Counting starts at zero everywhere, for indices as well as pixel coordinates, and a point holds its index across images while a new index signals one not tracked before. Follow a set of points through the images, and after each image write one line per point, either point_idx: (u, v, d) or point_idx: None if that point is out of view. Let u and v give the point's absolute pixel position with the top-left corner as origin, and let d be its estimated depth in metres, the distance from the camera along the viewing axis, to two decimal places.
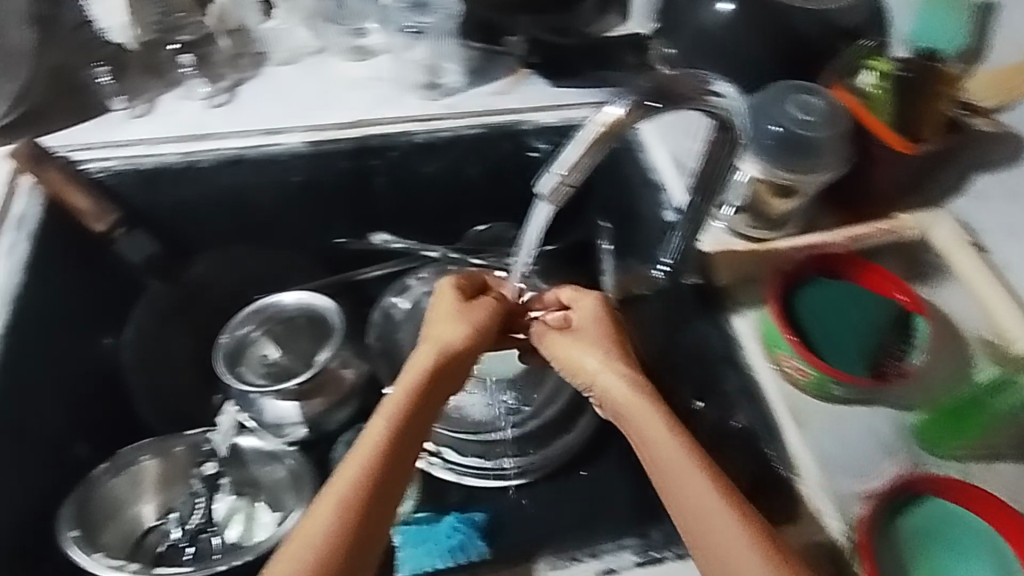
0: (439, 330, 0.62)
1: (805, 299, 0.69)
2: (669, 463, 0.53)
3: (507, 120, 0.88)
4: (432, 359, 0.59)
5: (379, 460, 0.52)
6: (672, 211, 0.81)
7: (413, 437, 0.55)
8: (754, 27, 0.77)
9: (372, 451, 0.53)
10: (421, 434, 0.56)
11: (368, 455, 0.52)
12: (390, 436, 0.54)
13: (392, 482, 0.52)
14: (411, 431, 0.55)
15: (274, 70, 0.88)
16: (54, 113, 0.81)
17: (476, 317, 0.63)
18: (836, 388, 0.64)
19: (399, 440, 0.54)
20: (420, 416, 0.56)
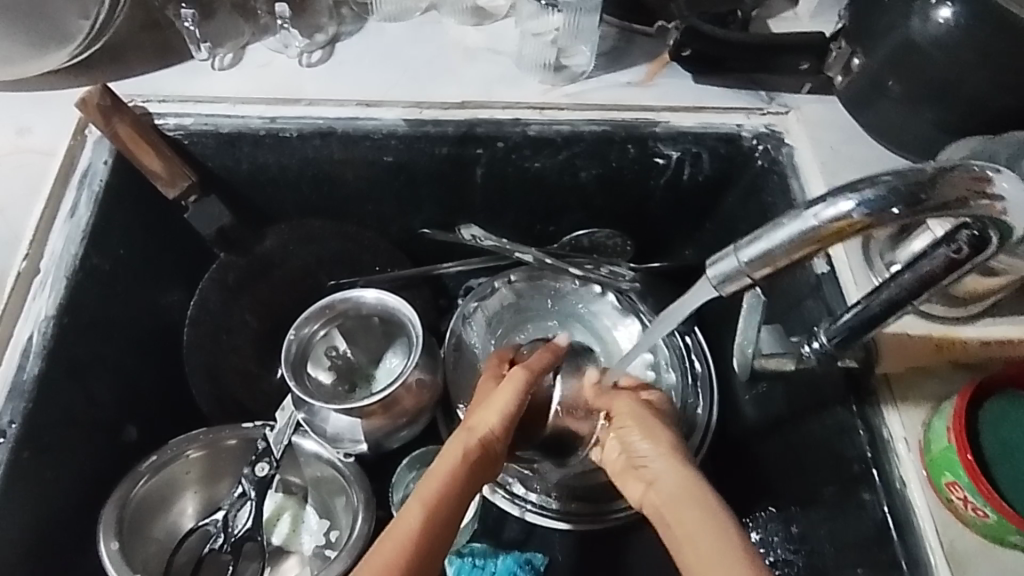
0: (490, 412, 0.61)
1: (997, 415, 0.54)
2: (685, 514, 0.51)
3: (637, 119, 0.73)
4: (466, 442, 0.58)
5: (420, 539, 0.50)
6: (824, 260, 0.64)
7: (451, 515, 0.52)
8: (987, 44, 0.58)
9: (411, 532, 0.50)
10: (463, 502, 0.54)
11: (407, 532, 0.50)
12: (429, 515, 0.51)
13: (435, 555, 0.50)
14: (452, 507, 0.53)
15: (378, 26, 0.76)
16: (132, 52, 0.72)
17: (511, 401, 0.62)
18: (1018, 538, 0.51)
19: (436, 516, 0.52)
20: (462, 494, 0.54)
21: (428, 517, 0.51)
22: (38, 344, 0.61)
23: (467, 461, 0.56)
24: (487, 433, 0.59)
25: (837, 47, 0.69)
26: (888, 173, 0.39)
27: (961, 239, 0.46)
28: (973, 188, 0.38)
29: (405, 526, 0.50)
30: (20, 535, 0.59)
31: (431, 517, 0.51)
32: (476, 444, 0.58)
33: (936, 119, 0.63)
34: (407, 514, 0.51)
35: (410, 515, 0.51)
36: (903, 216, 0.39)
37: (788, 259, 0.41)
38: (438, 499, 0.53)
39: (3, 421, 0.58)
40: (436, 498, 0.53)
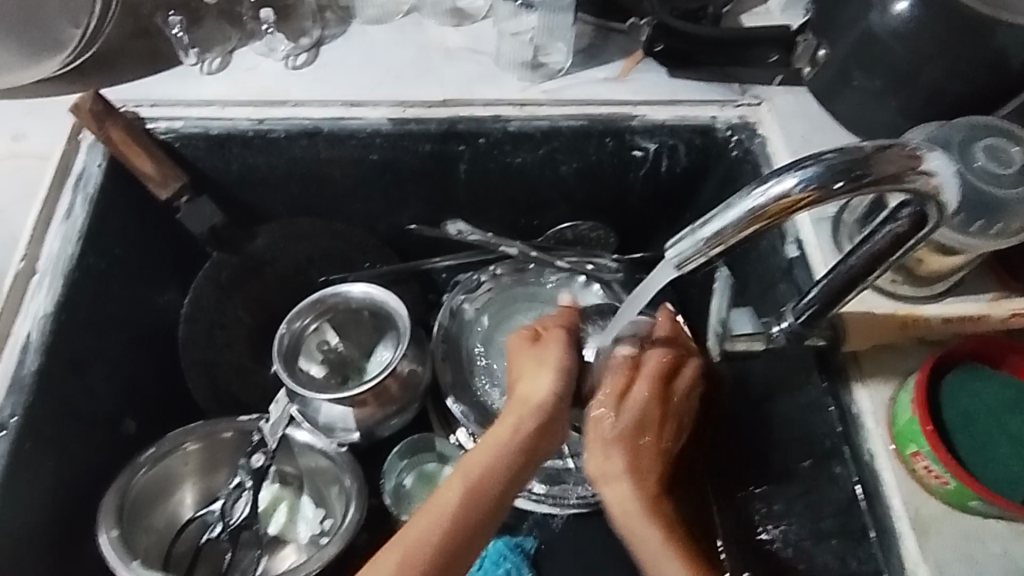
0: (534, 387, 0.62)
1: (951, 388, 0.58)
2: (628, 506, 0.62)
3: (614, 113, 0.75)
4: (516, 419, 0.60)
5: (458, 516, 0.55)
6: (794, 244, 0.66)
7: (491, 496, 0.57)
8: (940, 34, 0.60)
9: (446, 516, 0.55)
10: (507, 482, 0.58)
11: (447, 511, 0.55)
12: (467, 494, 0.56)
13: (467, 544, 0.55)
14: (494, 489, 0.57)
15: (362, 28, 0.78)
16: (122, 59, 0.74)
17: (556, 363, 0.63)
18: (978, 503, 0.53)
19: (470, 499, 0.56)
20: (507, 472, 0.58)
21: (463, 498, 0.56)
22: (37, 340, 0.63)
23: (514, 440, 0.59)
24: (528, 411, 0.61)
25: (805, 40, 0.72)
26: (830, 152, 0.43)
27: (904, 215, 0.49)
28: (906, 165, 0.43)
29: (444, 506, 0.55)
30: (23, 524, 0.61)
31: (468, 500, 0.56)
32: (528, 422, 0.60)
33: (897, 106, 0.66)
34: (446, 492, 0.56)
35: (447, 493, 0.56)
36: (845, 190, 0.42)
37: (740, 236, 0.45)
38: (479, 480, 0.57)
39: (4, 415, 0.60)
40: (477, 483, 0.57)
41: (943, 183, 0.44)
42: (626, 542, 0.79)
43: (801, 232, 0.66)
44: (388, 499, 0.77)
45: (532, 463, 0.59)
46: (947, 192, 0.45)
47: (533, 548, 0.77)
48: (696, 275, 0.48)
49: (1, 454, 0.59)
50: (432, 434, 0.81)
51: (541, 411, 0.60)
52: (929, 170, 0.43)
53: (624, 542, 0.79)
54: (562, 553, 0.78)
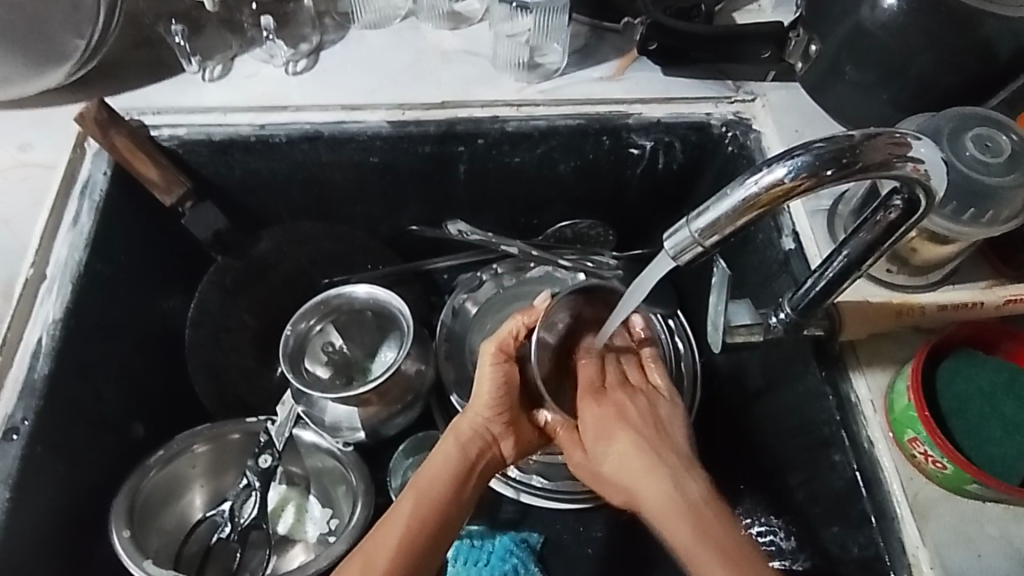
0: (478, 401, 0.63)
1: (948, 375, 0.59)
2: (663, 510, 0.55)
3: (610, 112, 0.76)
4: (456, 442, 0.62)
5: (412, 527, 0.57)
6: (790, 237, 0.67)
7: (445, 507, 0.59)
8: (928, 28, 0.62)
9: (400, 528, 0.56)
10: (457, 492, 0.60)
11: (401, 522, 0.57)
12: (419, 506, 0.58)
13: (433, 548, 0.57)
14: (445, 501, 0.59)
15: (360, 33, 0.80)
16: (126, 68, 0.76)
17: (493, 383, 0.62)
18: (975, 487, 0.54)
19: (427, 507, 0.58)
20: (455, 482, 0.61)
21: (414, 511, 0.58)
22: (47, 345, 0.64)
23: (458, 455, 0.62)
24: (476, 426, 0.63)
25: (795, 36, 0.72)
26: (819, 141, 0.44)
27: (895, 203, 0.50)
28: (892, 152, 0.44)
29: (397, 519, 0.57)
30: (36, 526, 0.62)
31: (427, 510, 0.58)
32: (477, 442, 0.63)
33: (888, 98, 0.67)
34: (401, 506, 0.58)
35: (403, 503, 0.58)
36: (835, 177, 0.44)
37: (734, 226, 0.45)
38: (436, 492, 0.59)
39: (17, 418, 0.61)
40: (431, 493, 0.59)
41: (930, 170, 0.46)
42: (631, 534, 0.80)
43: (797, 225, 0.67)
44: (394, 495, 0.78)
45: (482, 469, 0.62)
46: (934, 177, 0.46)
47: (539, 543, 0.78)
48: (691, 266, 0.49)
49: (13, 458, 0.60)
50: (437, 431, 0.82)
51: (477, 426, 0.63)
52: (914, 157, 0.45)
53: (628, 535, 0.80)
54: (568, 547, 0.79)
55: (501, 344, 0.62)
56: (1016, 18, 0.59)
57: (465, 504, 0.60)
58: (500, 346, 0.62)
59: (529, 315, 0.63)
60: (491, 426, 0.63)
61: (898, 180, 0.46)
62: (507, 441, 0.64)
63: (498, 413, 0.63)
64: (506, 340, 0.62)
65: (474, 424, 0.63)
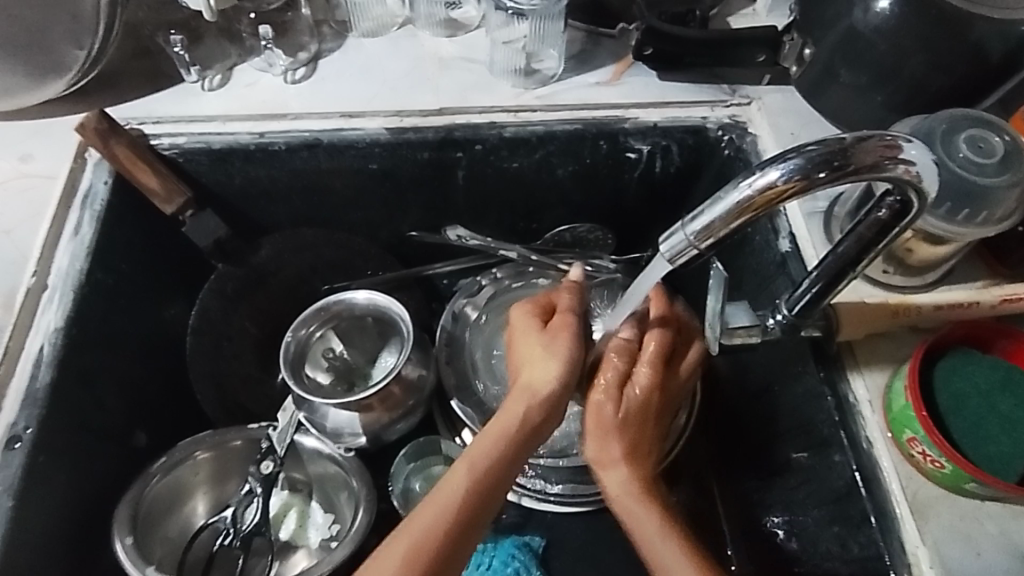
0: (533, 371, 0.61)
1: (944, 374, 0.59)
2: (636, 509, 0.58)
3: (607, 117, 0.77)
4: (525, 401, 0.59)
5: (465, 499, 0.54)
6: (786, 239, 0.68)
7: (498, 478, 0.56)
8: (920, 30, 0.62)
9: (451, 503, 0.53)
10: (515, 465, 0.57)
11: (452, 496, 0.54)
12: (474, 480, 0.55)
13: (479, 520, 0.54)
14: (500, 471, 0.56)
15: (357, 42, 0.80)
16: (124, 79, 0.76)
17: (560, 355, 0.61)
18: (973, 485, 0.54)
19: (480, 481, 0.55)
20: (514, 452, 0.57)
21: (469, 483, 0.54)
22: (49, 354, 0.65)
23: (523, 426, 0.58)
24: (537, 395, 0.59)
25: (789, 40, 0.73)
26: (811, 144, 0.44)
27: (887, 204, 0.50)
28: (885, 153, 0.44)
29: (452, 491, 0.54)
30: (39, 534, 0.62)
31: (482, 485, 0.55)
32: (537, 413, 0.58)
33: (882, 100, 0.68)
34: (453, 476, 0.55)
35: (457, 476, 0.55)
36: (828, 179, 0.44)
37: (728, 229, 0.46)
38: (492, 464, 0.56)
39: (19, 427, 0.62)
40: (486, 463, 0.56)
41: (921, 171, 0.46)
42: (632, 535, 0.80)
43: (793, 226, 0.68)
44: (396, 500, 0.78)
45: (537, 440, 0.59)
46: (926, 179, 0.47)
47: (541, 547, 0.78)
48: (687, 268, 0.50)
49: (16, 467, 0.60)
50: (439, 435, 0.82)
51: (545, 394, 0.59)
52: (906, 158, 0.45)
53: (629, 537, 0.80)
54: (570, 550, 0.79)
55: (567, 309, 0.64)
56: (1006, 21, 0.60)
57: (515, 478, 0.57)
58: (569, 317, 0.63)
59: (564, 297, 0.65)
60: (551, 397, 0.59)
61: (891, 181, 0.47)
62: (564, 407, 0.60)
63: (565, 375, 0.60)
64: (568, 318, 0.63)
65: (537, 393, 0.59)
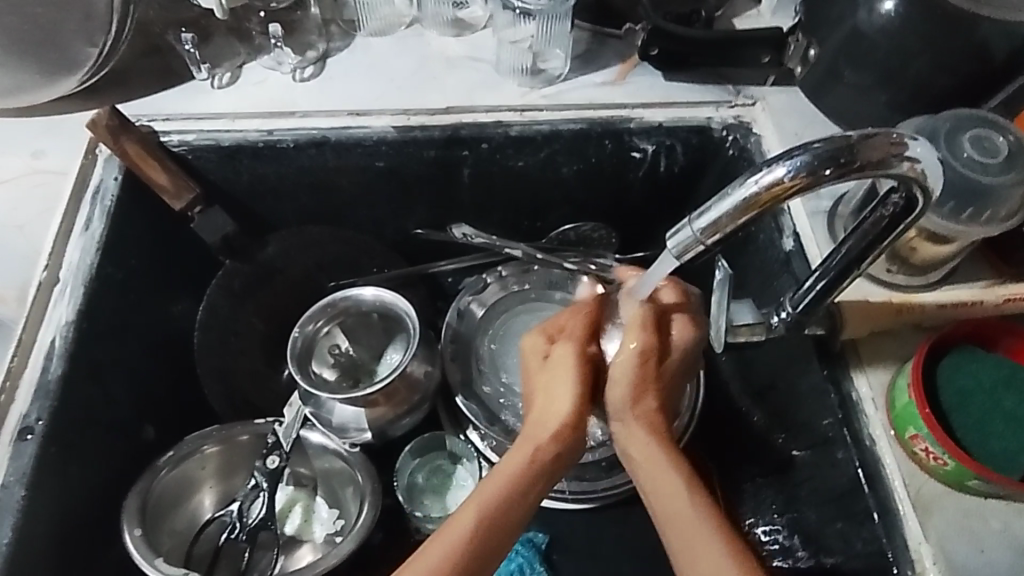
0: (547, 399, 0.61)
1: (947, 371, 0.59)
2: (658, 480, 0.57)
3: (612, 116, 0.77)
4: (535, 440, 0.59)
5: (477, 534, 0.54)
6: (791, 237, 0.68)
7: (505, 521, 0.56)
8: (924, 30, 0.63)
9: (456, 540, 0.54)
10: (528, 504, 0.57)
11: (459, 538, 0.54)
12: (480, 521, 0.55)
13: (485, 562, 0.54)
14: (512, 509, 0.56)
15: (365, 41, 0.81)
16: (135, 76, 0.77)
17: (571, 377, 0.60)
18: (976, 481, 0.55)
19: (486, 523, 0.55)
20: (528, 490, 0.58)
21: (479, 520, 0.55)
22: (60, 347, 0.65)
23: (536, 464, 0.58)
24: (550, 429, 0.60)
25: (796, 40, 0.74)
26: (817, 141, 0.45)
27: (892, 201, 0.51)
28: (890, 151, 0.45)
29: (462, 527, 0.55)
30: (50, 525, 0.63)
31: (487, 528, 0.55)
32: (547, 451, 0.59)
33: (887, 100, 0.68)
34: (460, 518, 0.55)
35: (463, 519, 0.55)
36: (833, 176, 0.45)
37: (735, 225, 0.47)
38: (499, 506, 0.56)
39: (30, 419, 0.62)
40: (494, 505, 0.56)
41: (926, 169, 0.47)
42: (635, 533, 0.80)
43: (797, 225, 0.68)
44: (401, 496, 0.79)
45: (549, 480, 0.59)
46: (931, 176, 0.47)
47: (544, 543, 0.79)
48: (693, 264, 0.50)
49: (28, 458, 0.61)
50: (443, 432, 0.83)
51: (561, 432, 0.59)
52: (911, 155, 0.46)
53: (632, 535, 0.80)
54: (573, 547, 0.80)
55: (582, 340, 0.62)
56: (1010, 22, 0.61)
57: (527, 520, 0.57)
58: (583, 345, 0.62)
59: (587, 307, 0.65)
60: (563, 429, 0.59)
61: (897, 178, 0.47)
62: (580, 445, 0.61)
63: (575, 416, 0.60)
64: (583, 338, 0.62)
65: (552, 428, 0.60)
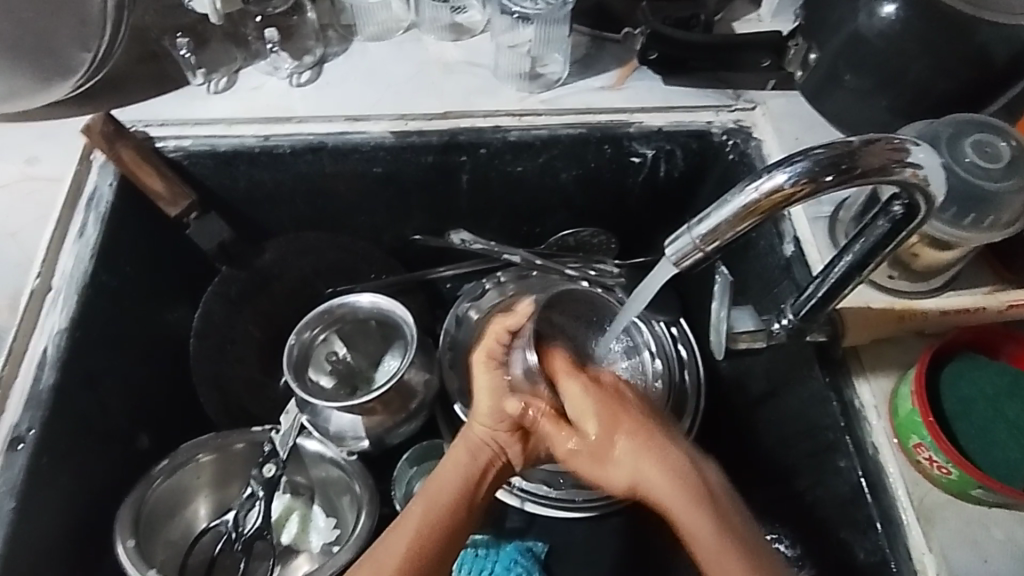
0: (480, 410, 0.62)
1: (950, 379, 0.59)
2: (671, 502, 0.53)
3: (611, 121, 0.77)
4: (471, 438, 0.62)
5: (418, 539, 0.55)
6: (791, 243, 0.68)
7: (450, 508, 0.57)
8: (924, 34, 0.62)
9: (408, 535, 0.55)
10: (467, 494, 0.59)
11: (410, 529, 0.55)
12: (427, 512, 0.56)
13: (442, 553, 0.55)
14: (455, 514, 0.57)
15: (363, 46, 0.80)
16: (132, 81, 0.76)
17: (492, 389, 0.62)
18: (980, 491, 0.54)
19: (433, 512, 0.56)
20: (465, 491, 0.59)
21: (427, 514, 0.56)
22: (53, 355, 0.65)
23: (472, 456, 0.61)
24: (484, 433, 0.62)
25: (795, 45, 0.73)
26: (818, 147, 0.45)
27: (895, 208, 0.50)
28: (892, 157, 0.44)
29: (406, 527, 0.55)
30: (41, 536, 0.62)
31: (434, 513, 0.56)
32: (482, 443, 0.62)
33: (889, 105, 0.68)
34: (410, 509, 0.57)
35: (412, 510, 0.57)
36: (834, 183, 0.44)
37: (734, 232, 0.46)
38: (446, 496, 0.58)
39: (22, 429, 0.62)
40: (439, 497, 0.58)
41: (929, 175, 0.46)
42: (635, 542, 0.80)
43: (798, 230, 0.67)
44: (398, 505, 0.78)
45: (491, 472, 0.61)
46: (933, 182, 0.46)
47: (544, 552, 0.78)
48: (692, 271, 0.50)
49: (20, 468, 0.60)
50: (442, 440, 0.82)
51: (490, 427, 0.62)
52: (915, 162, 0.45)
53: (632, 543, 0.79)
54: (573, 557, 0.79)
55: (491, 351, 0.62)
56: (1011, 25, 0.60)
57: (471, 512, 0.59)
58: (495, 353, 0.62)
59: (508, 320, 0.63)
60: (497, 433, 0.62)
61: (898, 185, 0.46)
62: (515, 448, 0.62)
63: (504, 422, 0.62)
64: (494, 346, 0.62)
65: (481, 432, 0.62)
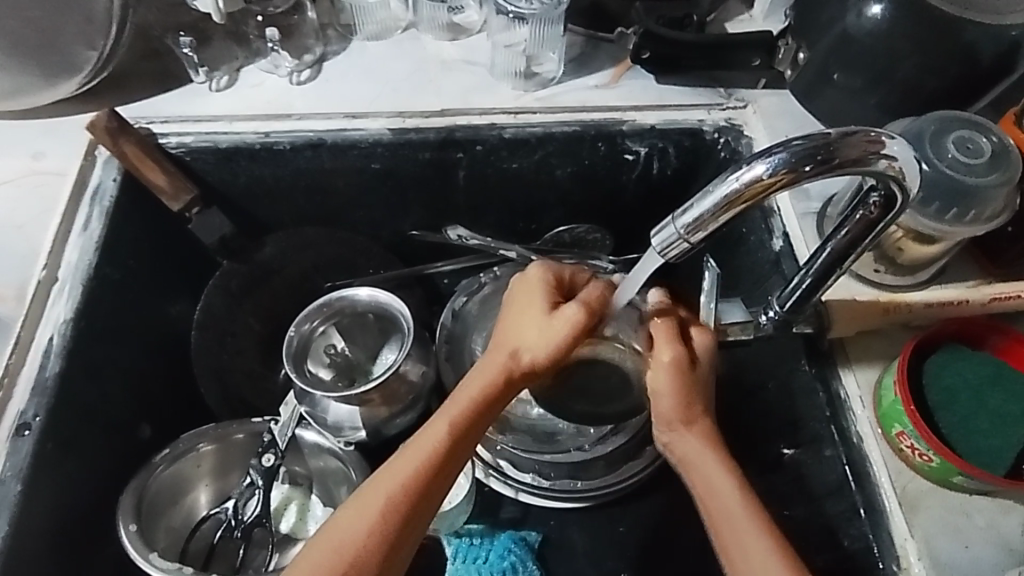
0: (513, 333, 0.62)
1: (933, 370, 0.60)
2: (704, 478, 0.58)
3: (605, 119, 0.78)
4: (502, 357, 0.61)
5: (434, 460, 0.57)
6: (780, 237, 0.69)
7: (472, 434, 0.59)
8: (910, 32, 0.64)
9: (433, 454, 0.57)
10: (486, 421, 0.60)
11: (426, 452, 0.57)
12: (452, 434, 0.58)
13: (445, 476, 0.57)
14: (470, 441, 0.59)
15: (361, 45, 0.82)
16: (136, 79, 0.78)
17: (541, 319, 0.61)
18: (961, 478, 0.55)
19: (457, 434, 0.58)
20: (488, 414, 0.60)
21: (452, 433, 0.58)
22: (58, 345, 0.66)
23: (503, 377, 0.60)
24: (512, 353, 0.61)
25: (785, 45, 0.75)
26: (797, 139, 0.46)
27: (872, 200, 0.51)
28: (868, 149, 0.46)
29: (434, 441, 0.57)
30: (46, 521, 0.64)
31: (457, 435, 0.58)
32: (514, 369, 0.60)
33: (876, 103, 0.69)
34: (435, 424, 0.58)
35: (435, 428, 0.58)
36: (812, 173, 0.46)
37: (717, 222, 0.47)
38: (471, 418, 0.59)
39: (28, 416, 0.63)
40: (465, 418, 0.58)
41: (904, 167, 0.48)
42: (627, 532, 0.81)
43: (787, 225, 0.69)
44: None
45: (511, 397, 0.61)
46: (909, 174, 0.48)
47: (537, 541, 0.79)
48: (677, 262, 0.51)
49: (25, 454, 0.62)
50: None
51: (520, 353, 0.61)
52: (889, 154, 0.47)
53: (623, 532, 0.81)
54: (566, 546, 0.80)
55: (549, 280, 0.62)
56: (994, 25, 0.62)
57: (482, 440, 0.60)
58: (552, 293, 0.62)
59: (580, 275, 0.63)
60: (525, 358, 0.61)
61: (875, 176, 0.48)
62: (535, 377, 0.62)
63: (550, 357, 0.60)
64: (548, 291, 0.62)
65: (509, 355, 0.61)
